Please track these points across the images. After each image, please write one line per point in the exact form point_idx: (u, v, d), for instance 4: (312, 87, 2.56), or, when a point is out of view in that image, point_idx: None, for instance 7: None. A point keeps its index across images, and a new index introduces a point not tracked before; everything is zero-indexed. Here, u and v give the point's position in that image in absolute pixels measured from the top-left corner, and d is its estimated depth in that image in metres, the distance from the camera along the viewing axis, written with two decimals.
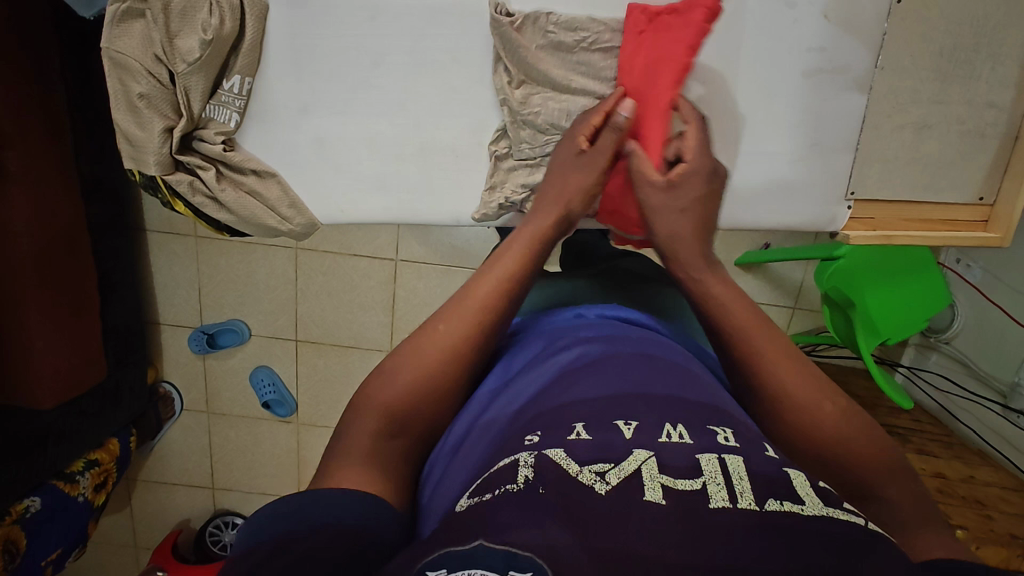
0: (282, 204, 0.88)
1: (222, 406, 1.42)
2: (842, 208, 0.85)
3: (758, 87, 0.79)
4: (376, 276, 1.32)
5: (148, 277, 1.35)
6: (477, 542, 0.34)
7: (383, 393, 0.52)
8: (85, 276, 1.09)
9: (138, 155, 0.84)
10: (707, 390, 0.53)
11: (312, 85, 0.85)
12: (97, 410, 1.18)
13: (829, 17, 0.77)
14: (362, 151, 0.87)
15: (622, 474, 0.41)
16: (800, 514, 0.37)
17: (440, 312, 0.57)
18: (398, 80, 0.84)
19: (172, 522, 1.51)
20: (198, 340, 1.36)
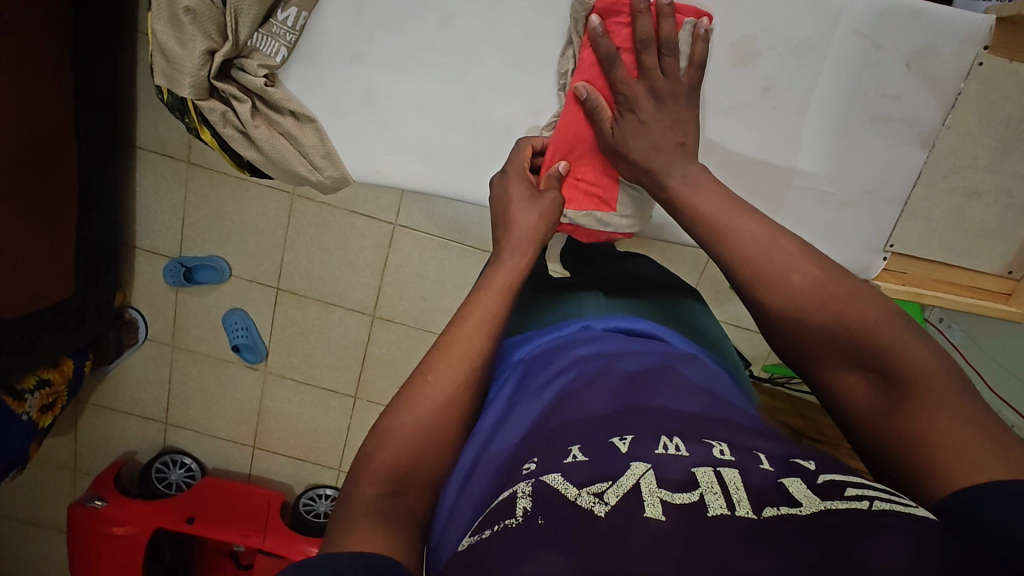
0: (317, 152, 0.87)
1: (189, 342, 1.37)
2: (878, 258, 0.93)
3: (827, 122, 0.85)
4: (371, 238, 1.28)
5: (131, 196, 1.27)
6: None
7: (380, 462, 0.51)
8: (63, 186, 1.02)
9: (172, 73, 0.81)
10: (705, 397, 0.56)
11: (370, 32, 0.83)
12: (59, 326, 1.10)
13: (910, 66, 0.82)
14: (410, 113, 0.87)
15: (621, 491, 0.41)
16: (798, 515, 0.38)
17: (425, 364, 0.57)
18: (461, 43, 0.83)
19: (116, 452, 1.45)
20: (174, 271, 1.30)
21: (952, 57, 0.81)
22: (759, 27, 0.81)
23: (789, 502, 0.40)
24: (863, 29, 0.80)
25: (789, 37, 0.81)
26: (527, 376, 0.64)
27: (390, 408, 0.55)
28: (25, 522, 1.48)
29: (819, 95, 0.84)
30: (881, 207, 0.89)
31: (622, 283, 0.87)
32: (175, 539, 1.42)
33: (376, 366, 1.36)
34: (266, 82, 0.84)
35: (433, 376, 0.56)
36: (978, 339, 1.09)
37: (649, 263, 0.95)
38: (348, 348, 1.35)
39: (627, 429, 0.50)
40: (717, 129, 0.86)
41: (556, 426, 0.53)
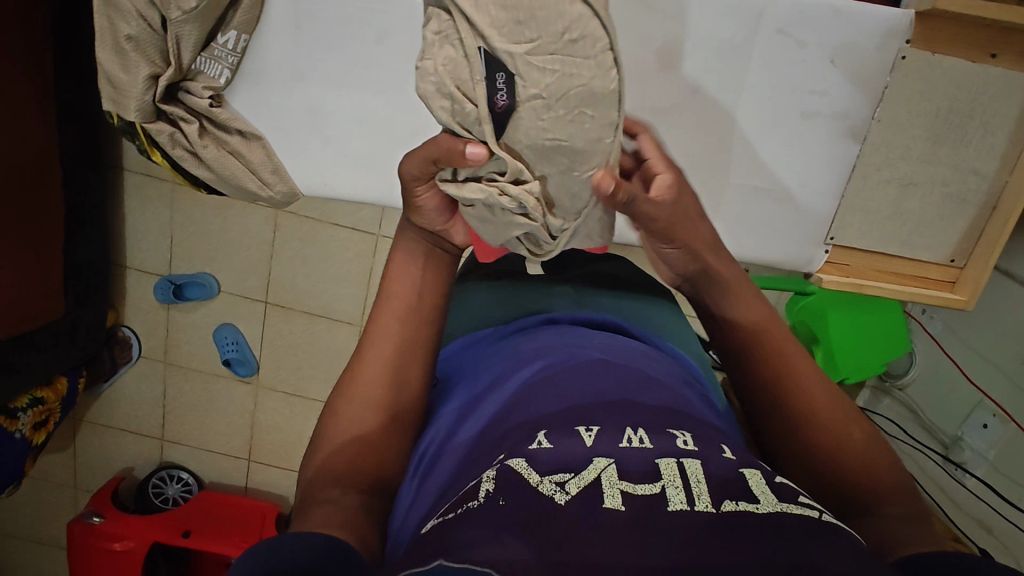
0: (265, 168, 0.90)
1: (181, 358, 1.40)
2: (820, 251, 0.95)
3: (757, 118, 0.89)
4: (354, 249, 1.30)
5: (120, 218, 1.31)
6: (437, 561, 0.38)
7: (324, 457, 0.56)
8: (50, 208, 1.05)
9: (119, 97, 0.84)
10: (664, 391, 0.58)
11: (309, 51, 0.85)
12: (51, 346, 1.12)
13: (835, 63, 0.85)
14: (353, 128, 0.88)
15: (582, 483, 0.42)
16: (754, 511, 0.40)
17: (349, 375, 0.61)
18: (398, 59, 0.84)
19: (114, 469, 1.48)
20: (164, 288, 1.33)
21: (874, 53, 0.83)
22: (685, 32, 0.85)
23: (749, 498, 0.42)
24: (786, 28, 0.84)
25: (707, 41, 0.85)
26: (498, 366, 0.66)
27: (330, 403, 0.60)
28: (30, 540, 1.51)
29: (746, 96, 0.88)
30: (822, 198, 0.92)
31: (594, 280, 0.90)
32: (172, 554, 1.43)
33: None
34: (211, 103, 0.87)
35: (364, 369, 0.60)
36: (955, 329, 1.10)
37: (626, 262, 0.97)
38: (337, 359, 1.37)
39: (568, 414, 0.52)
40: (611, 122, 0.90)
41: (502, 416, 0.56)
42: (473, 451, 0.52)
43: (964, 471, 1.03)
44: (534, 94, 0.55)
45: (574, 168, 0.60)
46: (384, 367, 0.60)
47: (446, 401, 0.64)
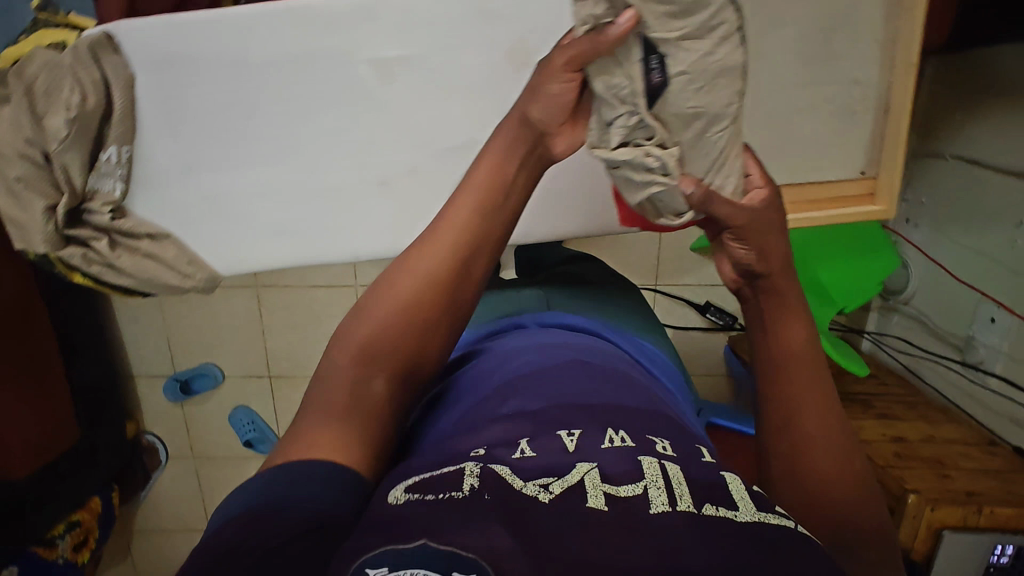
0: (181, 261, 0.78)
1: (206, 449, 1.44)
2: None
3: None
4: (338, 304, 1.34)
5: (116, 333, 1.36)
6: (421, 542, 0.31)
7: (364, 331, 0.47)
8: (45, 343, 1.10)
9: (22, 235, 0.74)
10: (641, 395, 0.53)
11: (191, 142, 0.72)
12: (75, 472, 1.18)
13: None
14: (257, 203, 0.76)
15: (565, 485, 0.37)
16: (732, 520, 0.34)
17: (419, 243, 0.50)
18: (278, 126, 0.70)
19: (173, 568, 1.53)
20: (173, 387, 1.38)
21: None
22: None
23: (729, 503, 0.36)
24: None
25: (556, 30, 0.66)
26: (499, 360, 0.60)
27: (383, 276, 0.50)
28: None
29: None
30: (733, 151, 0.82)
31: (561, 279, 0.90)
32: None
33: None
34: (112, 217, 0.75)
35: (429, 250, 0.49)
36: (942, 227, 1.07)
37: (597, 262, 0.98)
38: None
39: (548, 415, 0.47)
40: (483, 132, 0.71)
41: (477, 408, 0.52)
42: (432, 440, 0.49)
43: (983, 371, 0.98)
44: (681, 71, 0.45)
45: (707, 132, 0.49)
46: (441, 274, 0.49)
47: (455, 384, 0.59)
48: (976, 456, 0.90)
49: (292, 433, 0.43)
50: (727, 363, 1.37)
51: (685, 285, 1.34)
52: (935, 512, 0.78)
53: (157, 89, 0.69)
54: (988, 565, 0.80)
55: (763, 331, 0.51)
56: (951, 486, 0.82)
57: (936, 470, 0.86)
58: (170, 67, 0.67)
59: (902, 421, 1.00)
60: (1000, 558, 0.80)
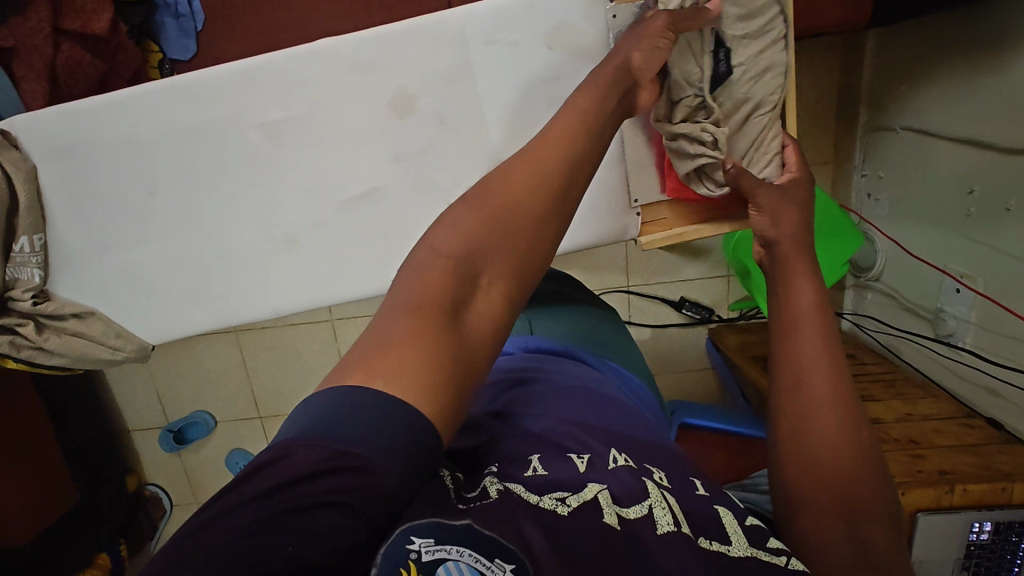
0: (109, 335, 0.80)
1: (208, 494, 1.47)
2: (632, 216, 0.80)
3: (501, 119, 0.73)
4: (318, 339, 1.35)
5: (107, 390, 1.39)
6: (464, 521, 0.34)
7: (455, 237, 0.43)
8: (33, 410, 1.14)
9: None
10: (635, 419, 0.51)
11: (101, 222, 0.76)
12: (76, 531, 1.21)
13: (553, 47, 0.69)
14: (170, 272, 0.79)
15: (581, 498, 0.39)
16: (728, 555, 0.38)
17: (515, 161, 0.47)
18: (179, 199, 0.74)
19: None
20: (166, 439, 1.40)
21: (588, 27, 0.69)
22: (385, 62, 0.70)
23: (722, 539, 0.39)
24: (494, 36, 0.69)
25: (438, 76, 0.71)
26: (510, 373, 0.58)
27: (489, 179, 0.46)
28: None
29: (462, 117, 0.73)
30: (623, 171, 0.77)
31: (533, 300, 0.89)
32: None
33: None
34: (36, 301, 0.76)
35: (519, 168, 0.46)
36: (900, 201, 1.05)
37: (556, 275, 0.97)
38: None
39: (561, 428, 0.46)
40: (378, 178, 0.75)
41: (489, 414, 0.50)
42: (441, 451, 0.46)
43: (954, 345, 0.96)
44: (739, 64, 0.66)
45: (755, 115, 0.68)
46: (553, 187, 0.45)
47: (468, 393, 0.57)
48: (951, 431, 0.89)
49: (371, 334, 0.37)
50: (708, 356, 1.37)
51: (658, 284, 1.33)
52: (908, 496, 0.77)
53: (64, 174, 0.73)
54: (969, 544, 0.79)
55: (778, 298, 0.55)
56: (922, 467, 0.81)
57: (909, 451, 0.85)
58: (71, 155, 0.72)
59: (879, 402, 0.99)
60: (980, 535, 0.79)
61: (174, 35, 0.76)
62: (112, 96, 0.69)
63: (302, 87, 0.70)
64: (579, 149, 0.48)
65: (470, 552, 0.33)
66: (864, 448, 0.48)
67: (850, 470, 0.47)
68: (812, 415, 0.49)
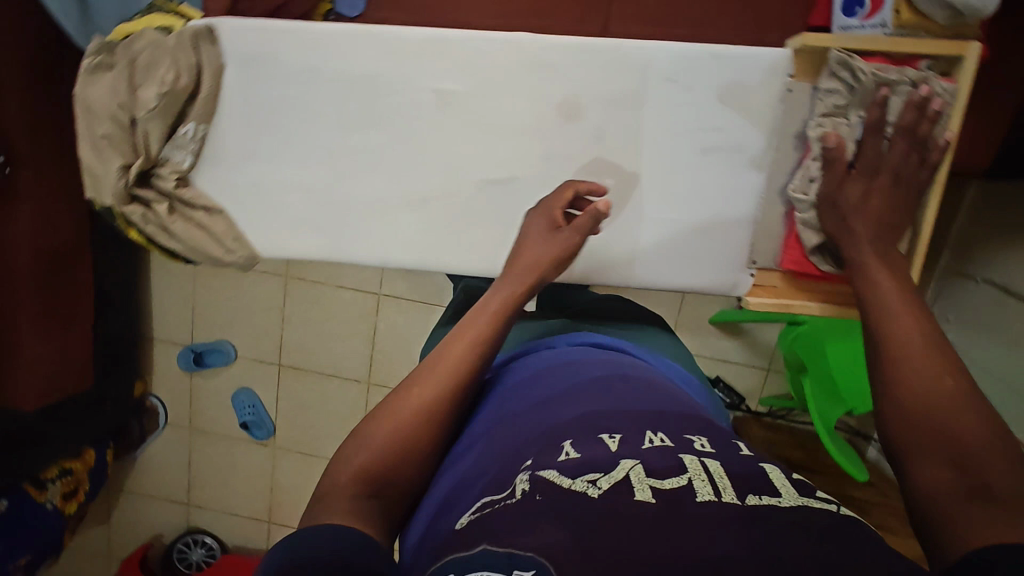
0: (227, 236, 0.84)
1: (204, 423, 1.47)
2: (744, 275, 0.79)
3: (658, 153, 0.76)
4: (359, 308, 1.37)
5: (147, 294, 1.42)
6: (481, 546, 0.37)
7: (363, 459, 0.48)
8: (82, 289, 1.16)
9: (94, 186, 0.80)
10: (664, 398, 0.55)
11: (258, 132, 0.81)
12: (80, 416, 1.22)
13: (724, 101, 0.73)
14: (300, 195, 0.82)
15: (613, 480, 0.41)
16: (777, 504, 0.39)
17: (415, 375, 0.53)
18: (335, 134, 0.80)
19: (145, 535, 1.56)
20: (186, 357, 1.43)
21: (760, 91, 0.73)
22: (567, 74, 0.74)
23: (771, 492, 0.41)
24: (672, 75, 0.73)
25: (611, 96, 0.74)
26: (524, 372, 0.62)
27: (379, 408, 0.52)
28: None
29: (620, 139, 0.76)
30: (750, 232, 0.78)
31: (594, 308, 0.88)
32: None
33: None
34: (178, 185, 0.82)
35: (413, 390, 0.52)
36: (968, 348, 1.06)
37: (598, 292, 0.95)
38: (348, 418, 1.42)
39: (585, 420, 0.49)
40: (519, 170, 0.78)
41: (506, 426, 0.52)
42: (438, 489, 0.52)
43: None
44: None
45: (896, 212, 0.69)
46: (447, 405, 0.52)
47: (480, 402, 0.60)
48: None
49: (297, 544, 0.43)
50: None
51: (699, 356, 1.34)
52: None
53: (242, 80, 0.79)
54: None
55: (859, 283, 0.56)
56: None
57: None
58: (258, 67, 0.78)
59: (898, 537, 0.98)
60: None
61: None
62: (314, 28, 0.76)
63: (480, 68, 0.75)
64: (468, 358, 0.54)
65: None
66: (973, 395, 0.44)
67: (960, 416, 0.43)
68: (901, 360, 0.47)
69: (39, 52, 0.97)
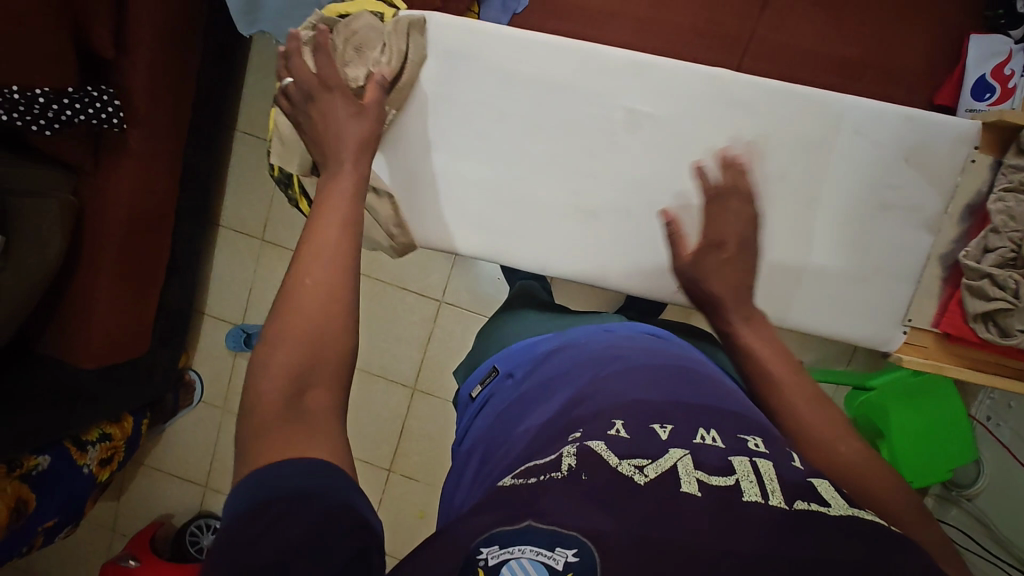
0: (391, 222, 0.83)
1: (239, 406, 1.45)
2: (898, 332, 0.83)
3: (836, 204, 0.78)
4: (419, 313, 1.37)
5: (207, 268, 1.41)
6: (528, 522, 0.39)
7: (278, 364, 0.49)
8: (159, 254, 1.15)
9: (284, 153, 0.78)
10: (719, 395, 0.57)
11: (441, 123, 0.81)
12: (129, 381, 1.20)
13: (908, 160, 0.76)
14: (472, 192, 0.83)
15: (659, 468, 0.44)
16: (825, 513, 0.42)
17: (299, 269, 0.54)
18: (519, 136, 0.81)
19: (156, 513, 1.51)
20: (236, 337, 1.41)
21: (944, 156, 0.76)
22: (762, 120, 0.77)
23: (819, 501, 0.44)
24: (863, 130, 0.75)
25: (801, 140, 0.77)
26: (577, 359, 0.65)
27: (270, 324, 0.52)
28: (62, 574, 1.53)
29: (805, 184, 0.78)
30: (913, 293, 0.81)
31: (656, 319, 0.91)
32: None
33: (413, 439, 1.40)
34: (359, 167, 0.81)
35: (300, 300, 0.52)
36: None
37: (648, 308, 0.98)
38: (387, 421, 1.41)
39: (639, 407, 0.52)
40: (696, 198, 0.80)
41: (562, 410, 0.56)
42: (486, 461, 0.57)
43: None
44: None
45: None
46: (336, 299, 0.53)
47: (538, 388, 0.63)
48: None
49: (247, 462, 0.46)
50: None
51: None
52: None
53: (440, 72, 0.79)
54: None
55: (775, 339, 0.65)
56: None
57: None
58: (458, 62, 0.79)
59: None
60: None
61: (497, 6, 0.89)
62: (519, 33, 0.77)
63: (680, 97, 0.77)
64: (344, 244, 0.55)
65: (533, 548, 0.39)
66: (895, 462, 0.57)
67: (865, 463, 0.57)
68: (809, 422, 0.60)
69: (178, 20, 1.00)
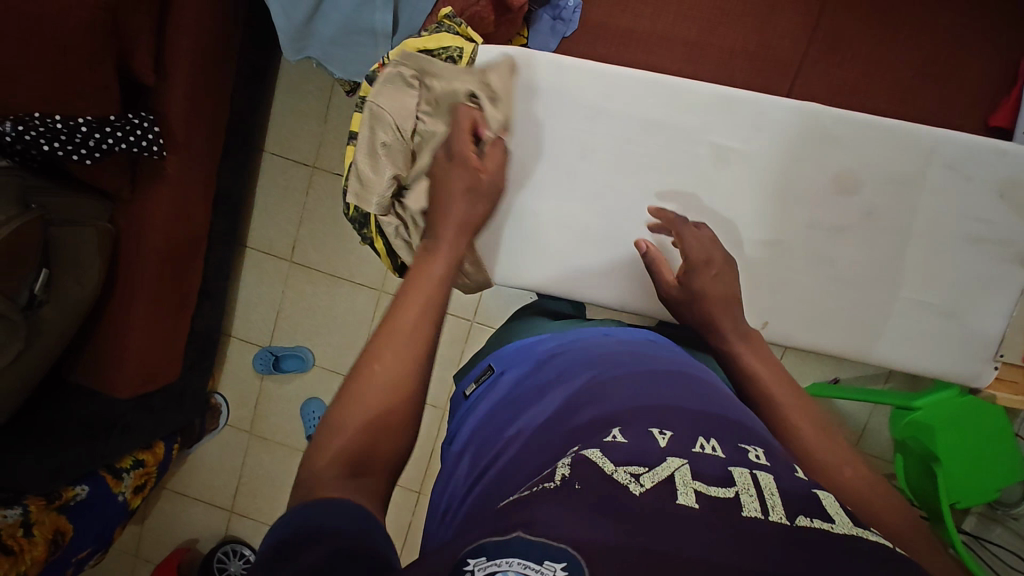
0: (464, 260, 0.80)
1: (265, 429, 1.42)
2: (988, 367, 0.81)
3: (927, 237, 0.77)
4: (450, 332, 1.35)
5: (234, 290, 1.39)
6: (518, 534, 0.33)
7: (340, 448, 0.47)
8: (190, 277, 1.12)
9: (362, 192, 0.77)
10: (722, 403, 0.53)
11: (524, 159, 0.80)
12: (160, 408, 1.18)
13: (1004, 195, 0.74)
14: (555, 227, 0.82)
15: (656, 478, 0.38)
16: (830, 530, 0.34)
17: (373, 350, 0.52)
18: (604, 172, 0.79)
19: (180, 539, 1.48)
20: (265, 359, 1.39)
21: None
22: (856, 157, 0.76)
23: (823, 517, 0.36)
24: (957, 164, 0.74)
25: (894, 175, 0.75)
26: (572, 367, 0.62)
27: (356, 368, 0.52)
28: None
29: (899, 219, 0.76)
30: (1008, 329, 0.80)
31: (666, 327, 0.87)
32: None
33: None
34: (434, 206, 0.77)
35: (365, 384, 0.50)
36: None
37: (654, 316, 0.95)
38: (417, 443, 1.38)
39: (639, 415, 0.48)
40: (788, 234, 0.78)
41: (556, 419, 0.52)
42: (473, 465, 0.54)
43: None
44: None
45: None
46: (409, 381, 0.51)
47: (531, 397, 0.60)
48: None
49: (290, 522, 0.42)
50: None
51: None
52: None
53: (524, 109, 0.79)
54: None
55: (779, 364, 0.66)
56: None
57: None
58: (540, 97, 0.78)
59: None
60: None
61: (545, 31, 0.90)
62: (605, 69, 0.77)
63: (765, 130, 0.76)
64: (423, 328, 0.54)
65: (520, 562, 0.31)
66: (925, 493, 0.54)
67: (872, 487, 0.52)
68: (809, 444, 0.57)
69: (218, 44, 0.99)
